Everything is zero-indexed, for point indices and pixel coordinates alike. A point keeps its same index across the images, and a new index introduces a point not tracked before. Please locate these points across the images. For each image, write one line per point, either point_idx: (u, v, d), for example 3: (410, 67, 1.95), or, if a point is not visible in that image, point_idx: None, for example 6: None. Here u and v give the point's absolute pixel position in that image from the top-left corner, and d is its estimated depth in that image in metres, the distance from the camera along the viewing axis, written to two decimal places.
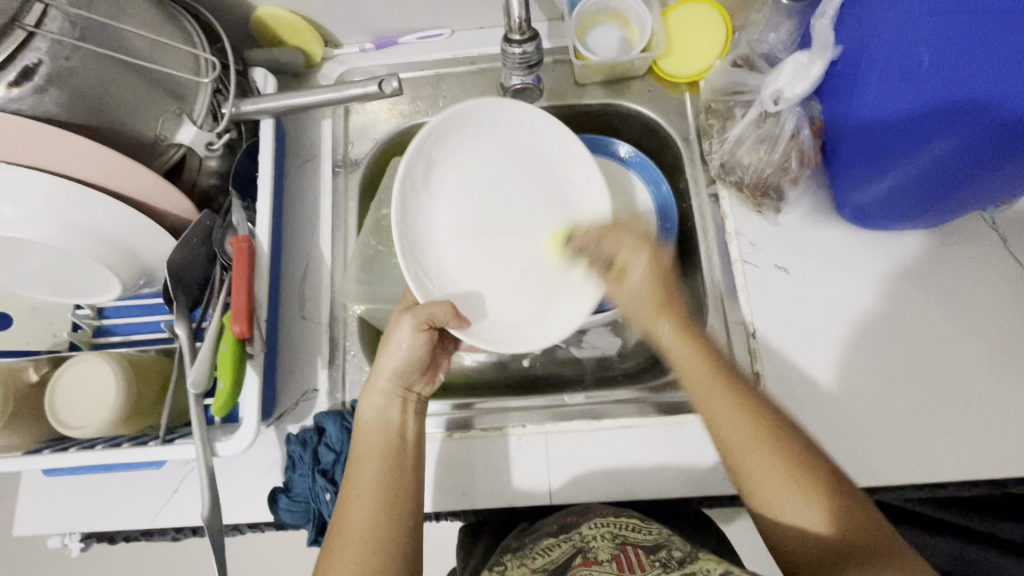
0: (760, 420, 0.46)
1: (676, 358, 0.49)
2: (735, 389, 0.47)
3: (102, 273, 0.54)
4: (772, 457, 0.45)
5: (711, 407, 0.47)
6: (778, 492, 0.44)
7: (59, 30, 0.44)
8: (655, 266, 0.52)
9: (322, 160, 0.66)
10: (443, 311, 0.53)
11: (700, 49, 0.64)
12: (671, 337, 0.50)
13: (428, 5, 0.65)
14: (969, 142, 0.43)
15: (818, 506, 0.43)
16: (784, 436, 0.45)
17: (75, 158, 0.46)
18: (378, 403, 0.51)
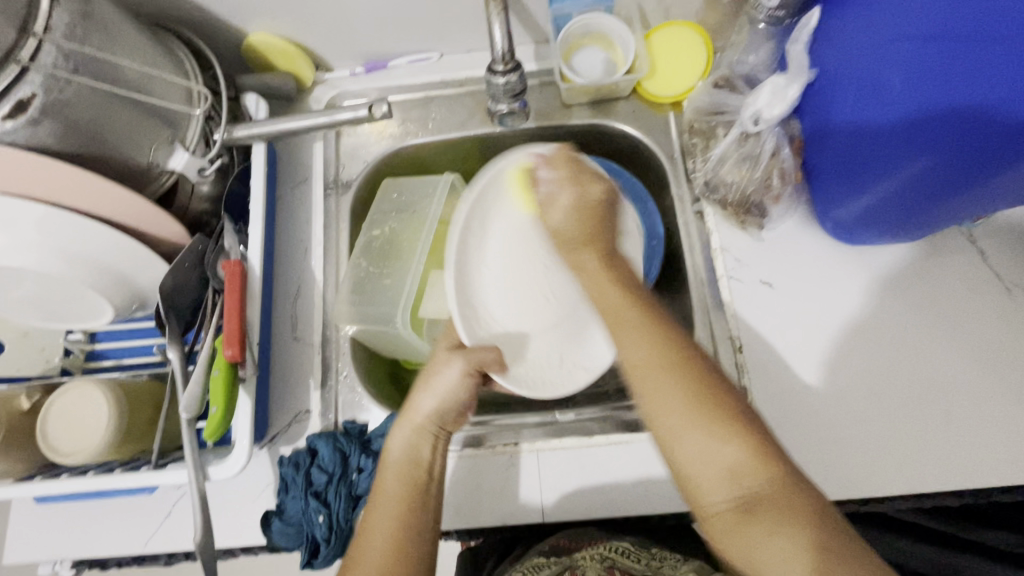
0: (671, 347, 0.41)
1: (588, 271, 0.47)
2: (668, 335, 0.41)
3: (94, 298, 0.54)
4: (682, 376, 0.40)
5: (643, 375, 0.41)
6: (660, 399, 0.40)
7: (53, 63, 0.43)
8: (580, 210, 0.50)
9: (313, 182, 0.67)
10: (489, 355, 0.56)
11: (683, 70, 0.65)
12: (591, 262, 0.47)
13: (416, 29, 0.66)
14: (946, 157, 0.44)
15: (731, 449, 0.38)
16: (698, 367, 0.40)
17: (69, 187, 0.47)
18: (408, 439, 0.51)
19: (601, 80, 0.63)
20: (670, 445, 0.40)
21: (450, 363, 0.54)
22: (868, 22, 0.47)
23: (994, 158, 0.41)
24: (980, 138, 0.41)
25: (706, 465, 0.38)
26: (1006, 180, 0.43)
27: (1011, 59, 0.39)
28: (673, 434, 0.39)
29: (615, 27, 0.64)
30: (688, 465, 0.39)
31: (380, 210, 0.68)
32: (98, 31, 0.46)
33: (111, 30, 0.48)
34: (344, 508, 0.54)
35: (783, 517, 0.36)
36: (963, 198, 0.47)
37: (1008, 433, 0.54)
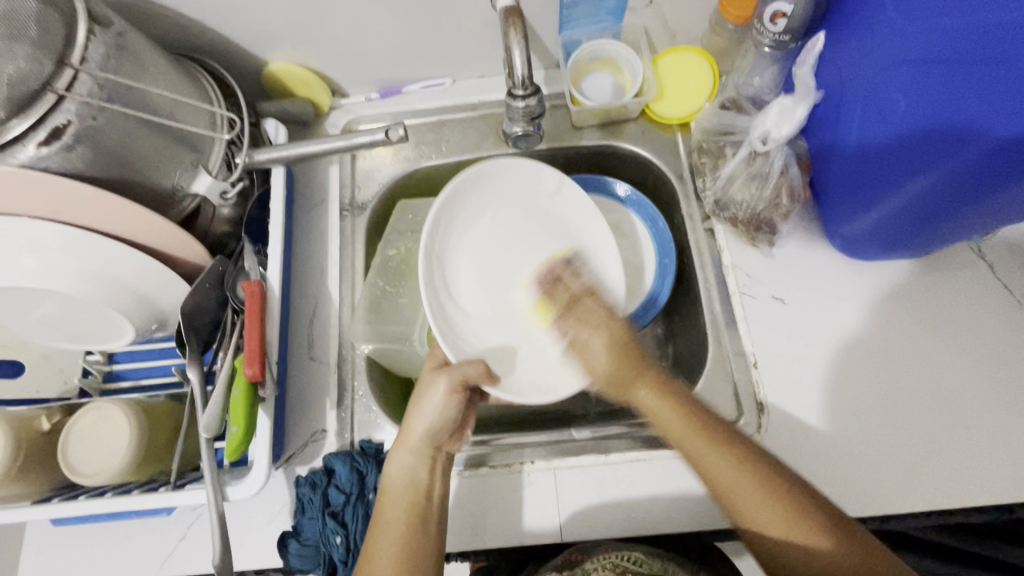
0: (745, 460, 0.47)
1: (650, 408, 0.51)
2: (742, 449, 0.48)
3: (116, 319, 0.55)
4: (753, 478, 0.47)
5: (698, 457, 0.49)
6: (725, 479, 0.47)
7: (87, 92, 0.45)
8: (612, 346, 0.55)
9: (329, 204, 0.68)
10: (472, 369, 0.55)
11: (690, 93, 0.67)
12: (650, 398, 0.51)
13: (431, 56, 0.68)
14: (950, 177, 0.44)
15: (806, 532, 0.44)
16: (774, 476, 0.47)
17: (99, 212, 0.48)
18: (406, 464, 0.51)
19: (610, 102, 0.65)
20: (753, 529, 0.47)
21: (435, 382, 0.55)
22: (876, 45, 0.48)
23: (996, 176, 0.42)
24: (976, 160, 0.42)
25: (785, 540, 0.45)
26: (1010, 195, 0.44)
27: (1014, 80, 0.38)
28: (755, 522, 0.46)
29: (623, 52, 0.66)
30: (768, 547, 0.46)
31: (395, 232, 0.69)
32: (130, 61, 0.48)
33: (142, 60, 0.50)
34: (361, 529, 0.55)
35: None
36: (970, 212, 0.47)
37: None
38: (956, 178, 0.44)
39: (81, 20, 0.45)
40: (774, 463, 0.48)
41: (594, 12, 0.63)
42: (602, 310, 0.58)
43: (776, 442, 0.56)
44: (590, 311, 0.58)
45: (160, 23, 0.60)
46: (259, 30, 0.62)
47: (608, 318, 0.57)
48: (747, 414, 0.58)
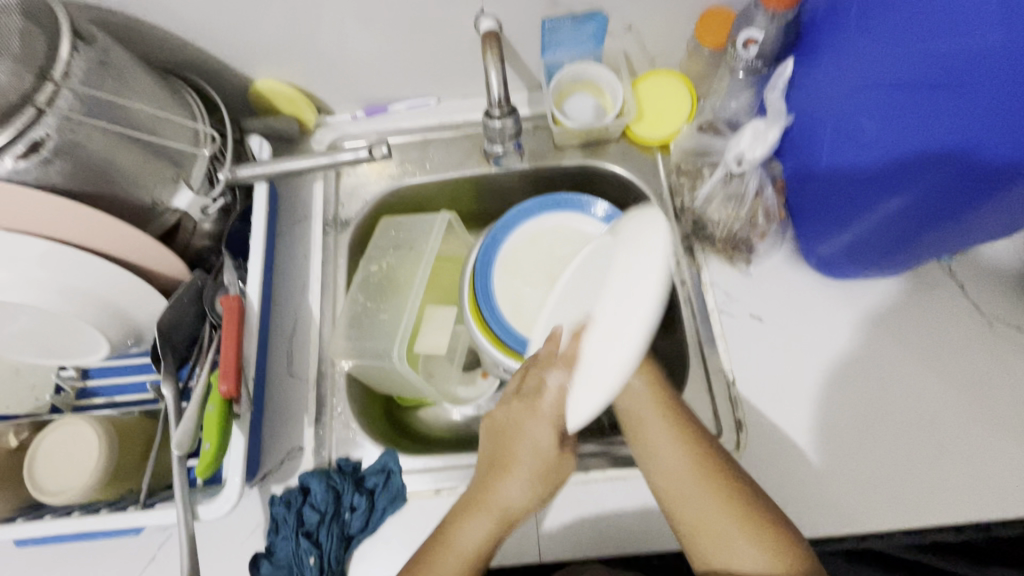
0: (701, 455, 0.50)
1: (631, 398, 0.54)
2: (698, 444, 0.50)
3: (90, 334, 0.54)
4: (691, 459, 0.49)
5: (655, 447, 0.51)
6: (656, 444, 0.51)
7: (68, 106, 0.45)
8: (653, 383, 0.55)
9: (313, 220, 0.69)
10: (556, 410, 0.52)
11: (669, 115, 0.69)
12: (635, 386, 0.54)
13: (416, 77, 0.70)
14: (916, 199, 0.46)
15: (734, 532, 0.46)
16: (724, 470, 0.49)
17: (75, 226, 0.48)
18: (485, 527, 0.49)
19: (593, 122, 0.67)
20: (674, 500, 0.49)
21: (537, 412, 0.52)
22: (845, 73, 0.50)
23: (963, 200, 0.43)
24: (942, 181, 0.43)
25: (700, 512, 0.47)
26: (974, 220, 0.45)
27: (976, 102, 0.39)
28: (682, 496, 0.48)
29: (603, 75, 0.67)
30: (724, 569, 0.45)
31: (378, 248, 0.69)
32: (113, 76, 0.49)
33: (126, 76, 0.50)
34: (335, 549, 0.53)
35: None
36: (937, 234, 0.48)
37: (1000, 467, 0.54)
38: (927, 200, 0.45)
39: (65, 36, 0.46)
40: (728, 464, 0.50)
41: (576, 37, 0.65)
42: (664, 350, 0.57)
43: (755, 459, 0.56)
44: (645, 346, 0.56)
45: (147, 40, 0.61)
46: (245, 48, 0.63)
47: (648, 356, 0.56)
48: (725, 432, 0.58)
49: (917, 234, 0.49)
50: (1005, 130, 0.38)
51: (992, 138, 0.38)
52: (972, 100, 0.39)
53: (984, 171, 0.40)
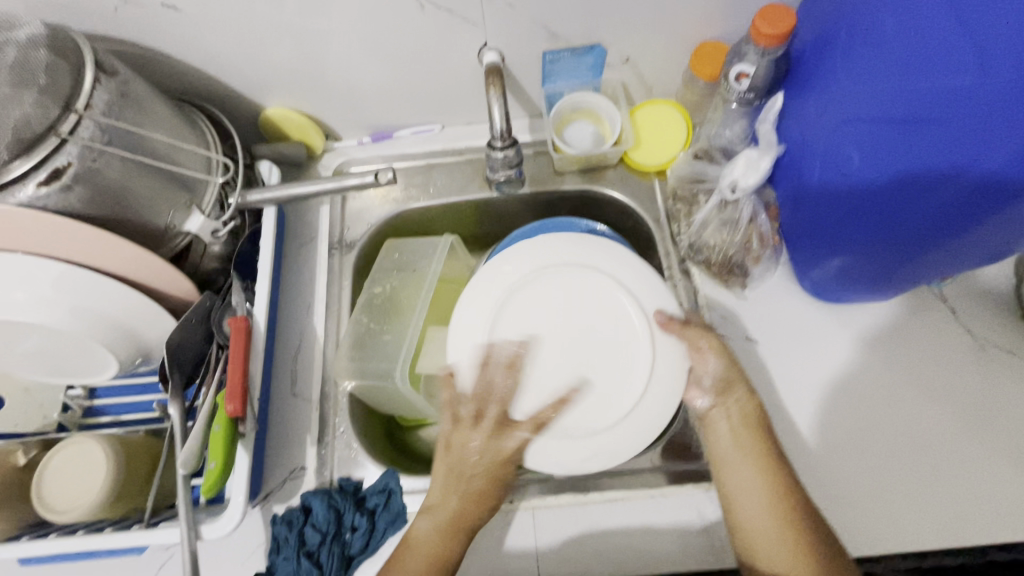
0: (784, 501, 0.48)
1: (721, 433, 0.53)
2: (787, 490, 0.49)
3: (101, 353, 0.55)
4: (779, 517, 0.48)
5: (733, 483, 0.51)
6: (744, 487, 0.50)
7: (89, 135, 0.47)
8: (747, 419, 0.53)
9: (319, 242, 0.71)
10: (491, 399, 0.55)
11: (665, 142, 0.71)
12: (726, 423, 0.53)
13: (421, 106, 0.72)
14: (923, 223, 0.46)
15: None
16: (804, 521, 0.48)
17: (91, 250, 0.50)
18: (436, 534, 0.52)
19: (591, 149, 0.69)
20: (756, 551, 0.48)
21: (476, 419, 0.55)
22: (834, 104, 0.52)
23: (965, 219, 0.43)
24: (954, 199, 0.42)
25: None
26: (972, 239, 0.45)
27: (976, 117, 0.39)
28: (757, 539, 0.48)
29: (601, 104, 0.69)
30: None
31: (382, 270, 0.70)
32: (132, 107, 0.51)
33: (145, 107, 0.52)
34: (336, 569, 0.54)
35: None
36: (940, 254, 0.48)
37: (994, 490, 0.55)
38: (927, 220, 0.45)
39: (89, 69, 0.48)
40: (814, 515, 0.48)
41: (575, 68, 0.68)
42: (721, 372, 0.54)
43: None
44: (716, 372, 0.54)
45: (163, 70, 0.63)
46: (257, 78, 0.66)
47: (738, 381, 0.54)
48: None
49: (916, 255, 0.49)
50: (1006, 143, 0.37)
51: (988, 154, 0.39)
52: (961, 123, 0.40)
53: (983, 185, 0.40)
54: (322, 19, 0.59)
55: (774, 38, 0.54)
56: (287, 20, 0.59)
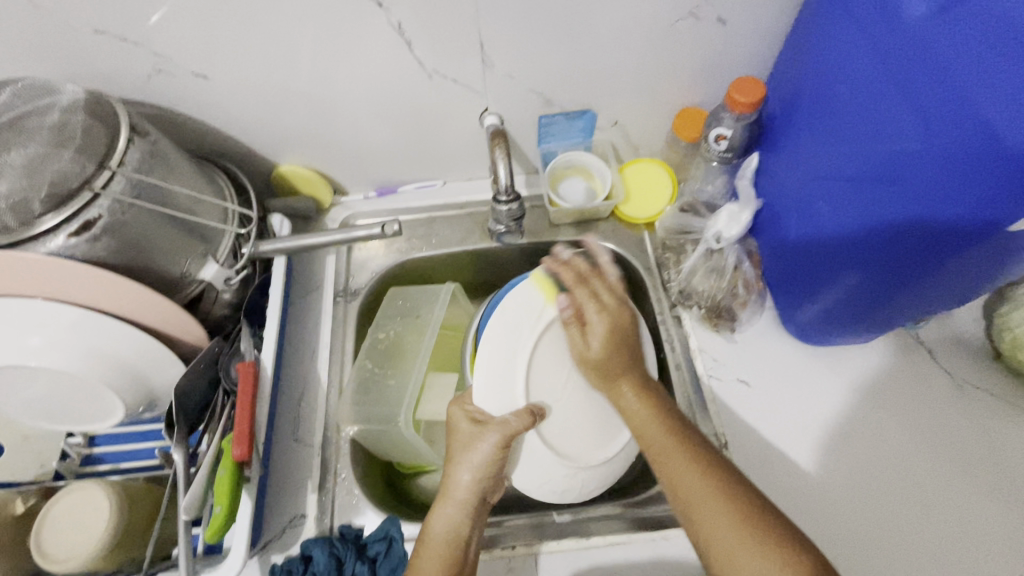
0: (657, 410, 0.53)
1: (586, 355, 0.57)
2: (662, 405, 0.54)
3: (107, 398, 0.56)
4: (664, 426, 0.52)
5: (624, 404, 0.55)
6: (631, 407, 0.54)
7: (120, 190, 0.50)
8: (611, 335, 0.57)
9: (325, 290, 0.73)
10: (524, 427, 0.54)
11: (653, 197, 0.76)
12: (590, 341, 0.57)
13: (425, 163, 0.78)
14: (883, 263, 0.50)
15: (694, 480, 0.48)
16: (682, 428, 0.52)
17: (111, 297, 0.52)
18: (451, 518, 0.52)
19: (584, 204, 0.74)
20: (667, 469, 0.50)
21: (483, 438, 0.53)
22: (807, 164, 0.57)
23: (931, 262, 0.46)
24: (923, 244, 0.45)
25: (692, 488, 0.47)
26: (940, 281, 0.48)
27: (924, 173, 0.43)
28: (653, 446, 0.51)
29: (592, 162, 0.75)
30: (698, 513, 0.46)
31: (385, 316, 0.72)
32: (160, 165, 0.55)
33: (170, 164, 0.56)
34: None
35: (750, 533, 0.44)
36: (915, 295, 0.51)
37: (983, 528, 0.57)
38: (891, 258, 0.49)
39: (124, 131, 0.52)
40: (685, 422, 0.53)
41: (567, 131, 0.74)
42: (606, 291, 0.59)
43: None
44: (593, 291, 0.59)
45: (186, 131, 0.68)
46: (273, 137, 0.71)
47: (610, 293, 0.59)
48: None
49: (890, 298, 0.53)
50: (963, 194, 0.41)
51: (927, 213, 0.44)
52: (911, 180, 0.44)
53: (949, 229, 0.43)
54: (336, 85, 0.65)
55: (748, 106, 0.60)
56: (304, 86, 0.64)
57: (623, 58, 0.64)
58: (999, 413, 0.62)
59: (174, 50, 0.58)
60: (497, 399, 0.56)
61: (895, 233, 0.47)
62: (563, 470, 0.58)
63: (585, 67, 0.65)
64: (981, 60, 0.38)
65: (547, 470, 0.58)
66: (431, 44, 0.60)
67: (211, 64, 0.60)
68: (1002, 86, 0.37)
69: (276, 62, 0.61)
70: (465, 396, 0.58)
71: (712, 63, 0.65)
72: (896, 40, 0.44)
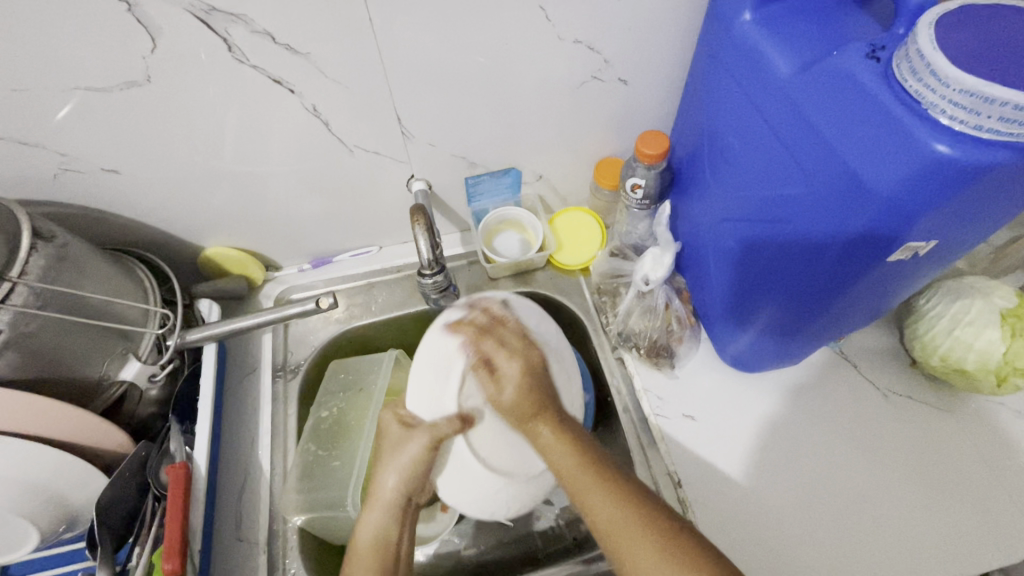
0: (565, 431, 0.52)
1: (506, 403, 0.53)
2: (574, 433, 0.52)
3: (19, 526, 0.51)
4: (572, 448, 0.51)
5: (536, 440, 0.53)
6: (542, 439, 0.52)
7: (23, 301, 0.48)
8: (527, 372, 0.54)
9: (263, 371, 0.71)
10: (453, 430, 0.54)
11: (584, 243, 0.79)
12: (504, 393, 0.54)
13: (359, 232, 0.78)
14: (796, 289, 0.53)
15: (599, 496, 0.48)
16: (590, 448, 0.52)
17: (16, 415, 0.48)
18: (377, 522, 0.54)
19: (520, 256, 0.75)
20: (581, 500, 0.49)
21: (412, 439, 0.55)
22: (713, 206, 0.60)
23: (838, 283, 0.49)
24: (833, 267, 0.48)
25: (611, 519, 0.47)
26: (848, 301, 0.52)
27: (813, 209, 0.46)
28: (564, 471, 0.50)
29: (523, 215, 0.77)
30: (606, 521, 0.47)
31: (329, 393, 0.71)
32: (70, 267, 0.52)
33: (81, 265, 0.54)
34: None
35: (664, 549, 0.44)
36: (829, 315, 0.54)
37: (923, 531, 0.60)
38: (802, 286, 0.52)
39: (26, 237, 0.49)
40: (593, 442, 0.53)
41: (495, 188, 0.76)
42: (513, 335, 0.56)
43: None
44: (499, 338, 0.56)
45: (102, 224, 0.66)
46: (197, 220, 0.69)
47: (523, 346, 0.56)
48: None
49: (810, 320, 0.56)
50: (848, 226, 0.44)
51: (828, 241, 0.46)
52: (801, 219, 0.48)
53: (850, 251, 0.45)
54: (256, 166, 0.64)
55: (654, 157, 0.64)
56: (224, 169, 0.64)
57: (538, 119, 0.68)
58: (921, 416, 0.67)
59: (79, 149, 0.57)
60: (428, 403, 0.56)
61: (801, 263, 0.50)
62: (496, 488, 0.56)
63: (502, 130, 0.68)
64: (833, 110, 0.43)
65: (477, 486, 0.55)
66: (349, 121, 0.62)
67: (122, 159, 0.59)
68: (854, 134, 0.41)
69: (191, 149, 0.60)
70: (398, 401, 0.59)
71: (622, 116, 0.69)
72: (764, 97, 0.49)
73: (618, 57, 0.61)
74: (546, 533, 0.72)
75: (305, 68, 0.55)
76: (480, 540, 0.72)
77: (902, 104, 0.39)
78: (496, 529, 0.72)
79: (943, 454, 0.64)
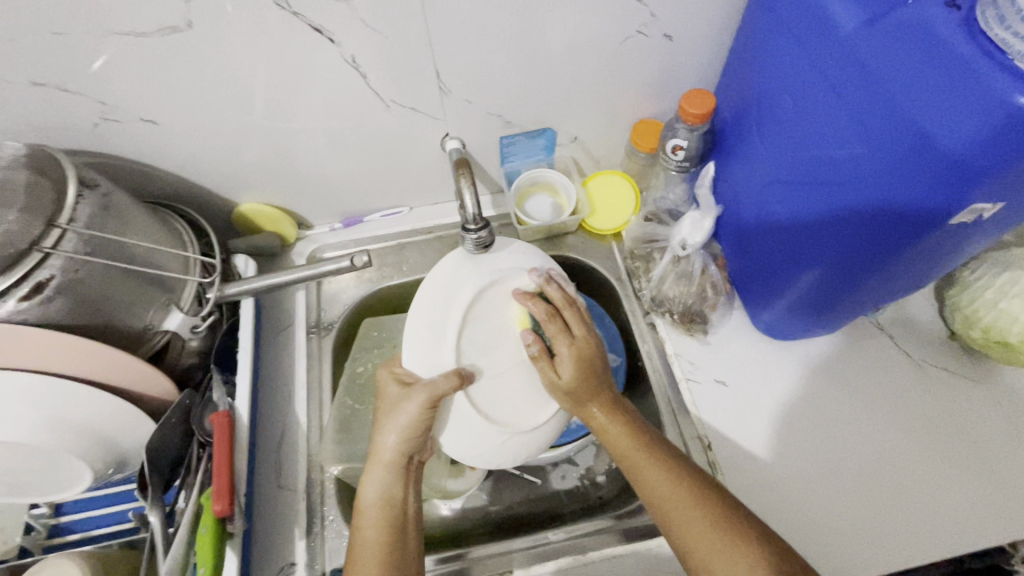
0: (616, 412, 0.57)
1: (563, 387, 0.56)
2: (626, 416, 0.57)
3: (74, 466, 0.54)
4: (626, 429, 0.56)
5: (590, 419, 0.58)
6: (597, 419, 0.57)
7: (72, 247, 0.48)
8: (581, 362, 0.56)
9: (297, 327, 0.72)
10: (451, 387, 0.53)
11: (617, 208, 0.78)
12: (560, 377, 0.56)
13: (390, 191, 0.77)
14: (839, 257, 0.52)
15: (654, 472, 0.53)
16: (642, 430, 0.57)
17: (68, 360, 0.49)
18: (383, 479, 0.56)
19: (552, 220, 0.75)
20: (637, 476, 0.54)
21: (412, 397, 0.53)
22: (758, 169, 0.59)
23: (885, 250, 0.48)
24: (882, 233, 0.47)
25: (666, 495, 0.52)
26: (894, 271, 0.51)
27: (869, 172, 0.45)
28: (618, 446, 0.56)
29: (556, 178, 0.76)
30: (662, 495, 0.52)
31: (362, 349, 0.73)
32: (114, 217, 0.53)
33: (125, 216, 0.54)
34: None
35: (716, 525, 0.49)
36: (872, 284, 0.53)
37: (952, 499, 0.60)
38: (845, 254, 0.51)
39: (73, 185, 0.50)
40: (643, 426, 0.58)
41: (529, 149, 0.75)
42: (575, 322, 0.58)
43: None
44: (561, 325, 0.57)
45: (140, 178, 0.66)
46: (232, 175, 0.69)
47: (582, 335, 0.57)
48: None
49: (851, 289, 0.55)
50: (908, 187, 0.42)
51: (882, 204, 0.45)
52: (856, 183, 0.47)
53: (904, 216, 0.44)
54: (291, 120, 0.64)
55: (699, 117, 0.62)
56: (259, 123, 0.63)
57: (578, 77, 0.66)
58: (956, 388, 0.66)
59: (119, 98, 0.57)
60: (426, 359, 0.55)
61: (844, 232, 0.50)
62: (499, 438, 0.57)
63: (540, 88, 0.66)
64: (902, 63, 0.41)
65: (480, 440, 0.57)
66: (386, 75, 0.61)
67: (161, 110, 0.59)
68: (926, 90, 0.39)
69: (228, 101, 0.60)
70: (395, 360, 0.59)
71: (664, 75, 0.67)
72: (825, 50, 0.46)
73: (665, 11, 0.59)
74: (572, 492, 0.74)
75: (345, 16, 0.54)
76: (508, 496, 0.74)
77: (982, 55, 0.37)
78: (524, 486, 0.74)
79: (977, 425, 0.64)
